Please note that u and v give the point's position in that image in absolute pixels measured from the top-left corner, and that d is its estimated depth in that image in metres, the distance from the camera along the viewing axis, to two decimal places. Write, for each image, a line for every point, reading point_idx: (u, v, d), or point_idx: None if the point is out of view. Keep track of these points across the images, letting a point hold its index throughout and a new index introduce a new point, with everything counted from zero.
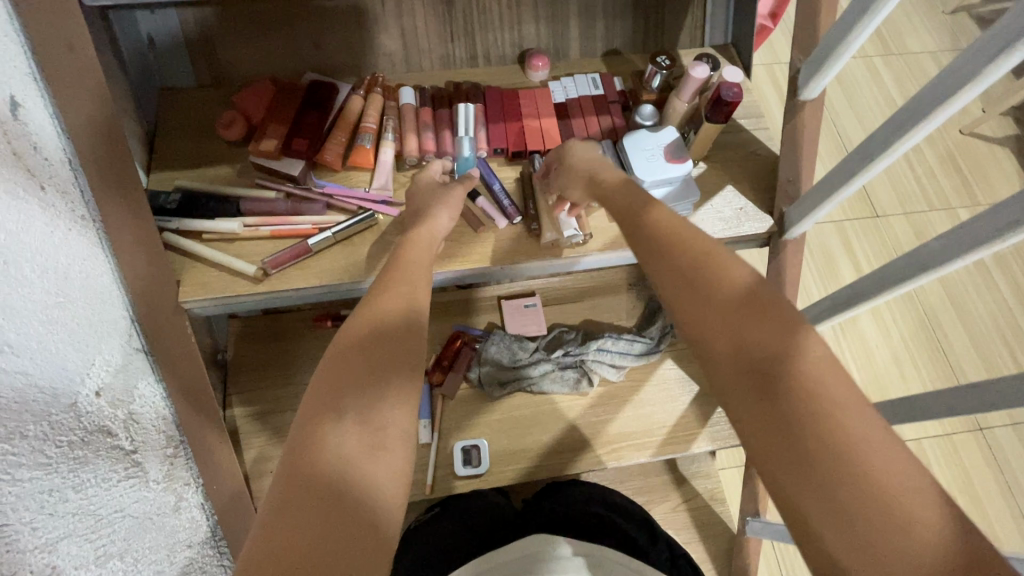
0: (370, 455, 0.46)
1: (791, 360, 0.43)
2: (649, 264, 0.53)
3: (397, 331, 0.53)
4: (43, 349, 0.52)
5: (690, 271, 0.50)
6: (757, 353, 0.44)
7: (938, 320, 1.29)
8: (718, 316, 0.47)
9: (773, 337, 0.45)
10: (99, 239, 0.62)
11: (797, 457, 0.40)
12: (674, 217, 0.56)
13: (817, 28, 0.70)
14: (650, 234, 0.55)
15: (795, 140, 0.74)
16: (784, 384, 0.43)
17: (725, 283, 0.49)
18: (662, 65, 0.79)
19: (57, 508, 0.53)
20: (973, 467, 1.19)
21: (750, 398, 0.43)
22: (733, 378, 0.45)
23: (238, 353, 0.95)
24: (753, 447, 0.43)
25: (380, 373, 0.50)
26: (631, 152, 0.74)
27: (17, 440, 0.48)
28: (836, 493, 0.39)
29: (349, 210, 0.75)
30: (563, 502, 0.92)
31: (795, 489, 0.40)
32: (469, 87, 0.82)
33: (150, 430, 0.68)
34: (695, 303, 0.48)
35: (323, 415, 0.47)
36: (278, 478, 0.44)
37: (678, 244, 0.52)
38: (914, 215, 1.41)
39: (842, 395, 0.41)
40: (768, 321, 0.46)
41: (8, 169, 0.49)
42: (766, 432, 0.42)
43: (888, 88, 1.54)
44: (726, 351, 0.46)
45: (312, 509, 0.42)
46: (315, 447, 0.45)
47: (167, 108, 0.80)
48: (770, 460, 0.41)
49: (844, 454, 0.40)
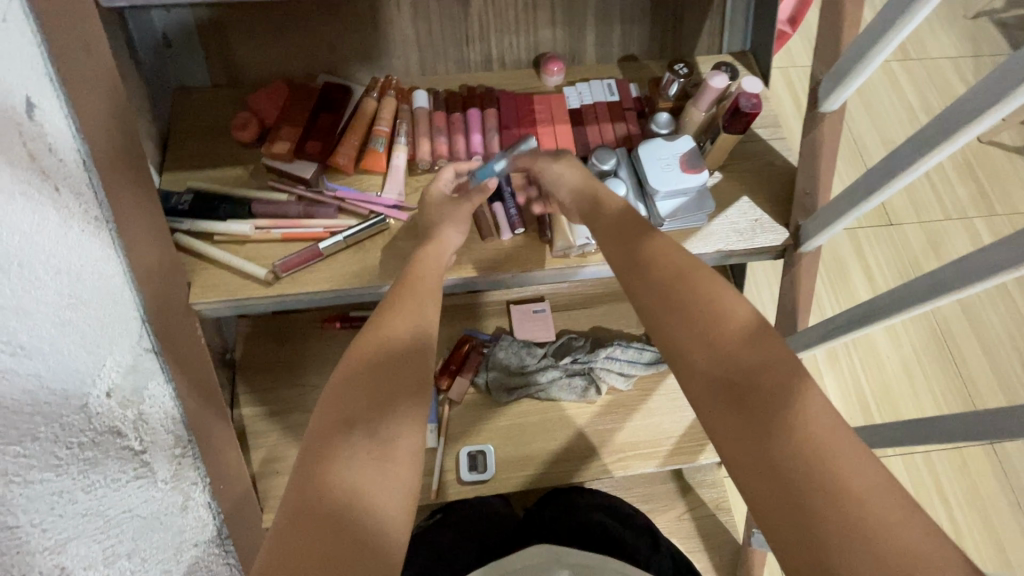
0: (375, 477, 0.46)
1: (775, 388, 0.44)
2: (655, 290, 0.51)
3: (403, 354, 0.52)
4: (55, 351, 0.52)
5: (685, 292, 0.50)
6: (735, 376, 0.45)
7: (952, 333, 1.27)
8: (701, 336, 0.47)
9: (762, 363, 0.45)
10: (112, 240, 0.62)
11: (787, 486, 0.40)
12: (676, 244, 0.55)
13: (840, 38, 0.69)
14: (659, 251, 0.54)
15: (813, 152, 0.73)
16: (763, 410, 0.43)
17: (732, 303, 0.48)
18: (679, 72, 0.78)
19: (67, 509, 0.54)
20: (984, 482, 1.18)
21: (731, 420, 0.44)
22: (706, 397, 0.46)
23: (246, 352, 0.95)
24: (758, 480, 0.42)
25: (391, 389, 0.50)
26: (646, 160, 0.73)
27: (29, 441, 0.48)
28: (843, 528, 0.38)
29: (360, 214, 0.74)
30: (562, 509, 0.92)
31: (788, 520, 0.40)
32: (483, 91, 0.81)
33: (158, 430, 0.68)
34: (677, 321, 0.49)
35: (333, 430, 0.47)
36: (290, 491, 0.45)
37: (685, 272, 0.51)
38: (930, 225, 1.39)
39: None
40: (757, 345, 0.46)
41: (22, 171, 0.49)
42: (759, 459, 0.42)
43: (906, 94, 1.52)
44: (700, 370, 0.46)
45: (322, 524, 0.43)
46: (322, 472, 0.45)
47: (180, 107, 0.79)
48: (776, 495, 0.41)
49: (844, 486, 0.39)
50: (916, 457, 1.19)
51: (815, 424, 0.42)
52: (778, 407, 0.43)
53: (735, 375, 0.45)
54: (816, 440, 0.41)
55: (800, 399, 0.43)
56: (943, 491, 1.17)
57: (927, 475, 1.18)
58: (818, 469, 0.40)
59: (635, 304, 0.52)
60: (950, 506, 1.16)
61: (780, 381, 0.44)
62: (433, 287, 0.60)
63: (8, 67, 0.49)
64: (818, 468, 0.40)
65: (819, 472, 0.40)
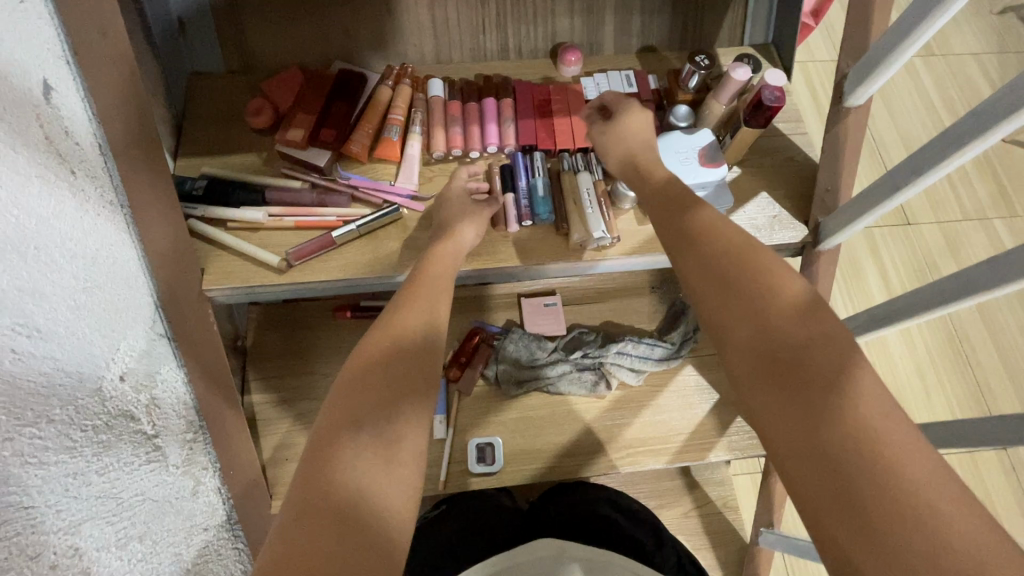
0: (384, 468, 0.46)
1: (828, 376, 0.42)
2: (692, 276, 0.51)
3: (414, 348, 0.53)
4: (71, 334, 0.53)
5: (732, 274, 0.49)
6: (784, 352, 0.44)
7: (968, 335, 1.26)
8: (746, 316, 0.46)
9: (812, 344, 0.44)
10: (126, 225, 0.62)
11: (826, 484, 0.39)
12: (728, 227, 0.53)
13: (868, 31, 0.67)
14: (703, 231, 0.53)
15: (836, 148, 0.72)
16: (809, 398, 0.42)
17: (778, 297, 0.46)
18: (699, 64, 0.77)
19: (81, 490, 0.54)
20: (996, 486, 1.16)
21: (778, 411, 0.43)
22: (751, 382, 0.45)
23: (257, 339, 0.95)
24: (790, 475, 0.41)
25: (401, 388, 0.50)
26: (664, 153, 0.72)
27: (45, 423, 0.49)
28: (876, 534, 0.37)
29: (373, 203, 0.74)
30: (566, 502, 0.91)
31: (822, 519, 0.39)
32: (499, 81, 0.80)
33: (170, 414, 0.69)
34: (732, 301, 0.48)
35: (344, 421, 0.47)
36: (295, 489, 0.45)
37: (733, 259, 0.49)
38: (948, 225, 1.37)
39: (901, 431, 0.39)
40: (814, 326, 0.45)
41: (40, 153, 0.49)
42: (800, 457, 0.40)
43: (927, 90, 1.48)
44: (744, 354, 0.46)
45: (329, 522, 0.43)
46: (330, 462, 0.45)
47: (194, 91, 0.79)
48: (806, 492, 0.40)
49: (881, 486, 0.37)
50: None
51: (853, 425, 0.40)
52: (820, 404, 0.41)
53: (782, 366, 0.44)
54: (858, 439, 0.39)
55: (855, 394, 0.41)
56: None
57: None
58: (852, 472, 0.38)
59: (682, 279, 0.52)
60: None
61: (829, 377, 0.42)
62: (448, 287, 0.62)
63: (26, 47, 0.49)
64: (854, 465, 0.39)
65: (856, 476, 0.38)
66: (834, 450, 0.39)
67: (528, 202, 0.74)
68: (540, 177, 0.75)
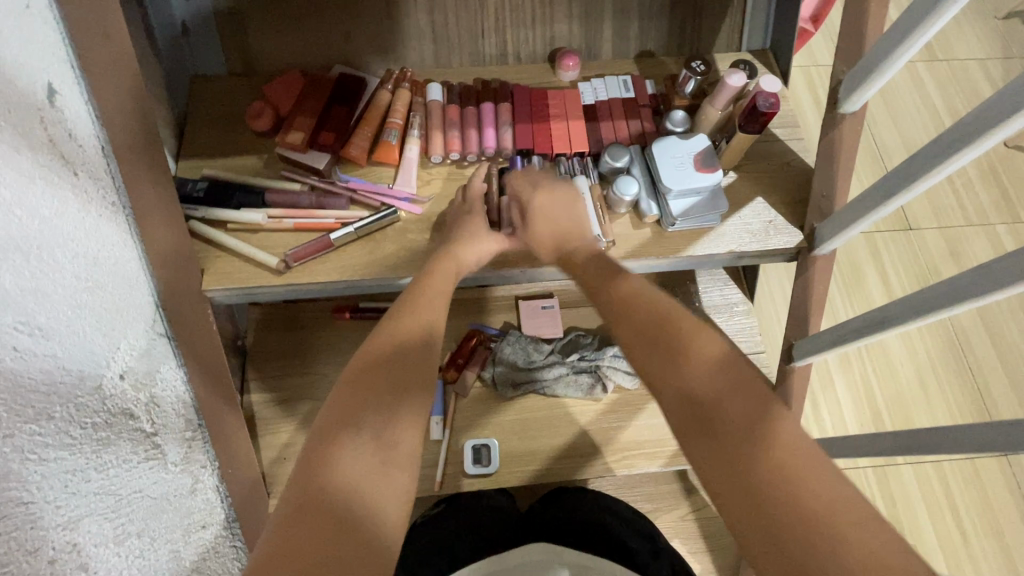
0: (381, 470, 0.47)
1: (743, 420, 0.48)
2: (624, 331, 0.56)
3: (412, 351, 0.54)
4: (71, 333, 0.54)
5: (659, 334, 0.54)
6: (703, 399, 0.49)
7: (969, 340, 1.25)
8: (668, 370, 0.52)
9: (730, 397, 0.49)
10: (128, 225, 0.63)
11: (753, 516, 0.44)
12: (646, 282, 0.60)
13: (863, 38, 0.68)
14: (631, 292, 0.58)
15: (831, 153, 0.72)
16: (730, 448, 0.47)
17: (696, 349, 0.52)
18: (696, 70, 0.77)
19: (80, 487, 0.55)
20: (996, 493, 1.16)
21: (702, 455, 0.48)
22: (679, 434, 0.50)
23: (258, 340, 0.95)
24: (724, 511, 0.46)
25: (397, 391, 0.51)
26: (659, 159, 0.73)
27: (45, 420, 0.50)
28: (802, 556, 0.42)
29: (371, 206, 0.74)
30: (564, 507, 0.91)
31: (756, 549, 0.44)
32: (497, 85, 0.81)
33: (170, 413, 0.70)
34: (659, 359, 0.53)
35: (342, 423, 0.48)
36: (292, 486, 0.45)
37: (654, 316, 0.55)
38: (949, 230, 1.36)
39: (814, 462, 0.45)
40: (729, 374, 0.50)
41: (43, 154, 0.51)
42: (728, 494, 0.46)
43: (930, 95, 1.48)
44: (671, 408, 0.50)
45: (325, 518, 0.43)
46: (325, 462, 0.46)
47: (197, 94, 0.80)
48: (738, 525, 0.45)
49: (803, 514, 0.43)
50: (926, 465, 1.17)
51: (775, 460, 0.45)
52: (739, 447, 0.47)
53: (703, 412, 0.49)
54: (781, 473, 0.45)
55: (772, 442, 0.46)
56: (952, 502, 1.15)
57: (937, 484, 1.16)
58: (779, 504, 0.44)
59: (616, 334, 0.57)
60: (960, 516, 1.14)
61: (745, 419, 0.48)
62: (446, 292, 0.63)
63: (31, 51, 0.50)
64: (778, 504, 0.44)
65: (779, 507, 0.44)
66: (756, 493, 0.45)
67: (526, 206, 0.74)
68: None
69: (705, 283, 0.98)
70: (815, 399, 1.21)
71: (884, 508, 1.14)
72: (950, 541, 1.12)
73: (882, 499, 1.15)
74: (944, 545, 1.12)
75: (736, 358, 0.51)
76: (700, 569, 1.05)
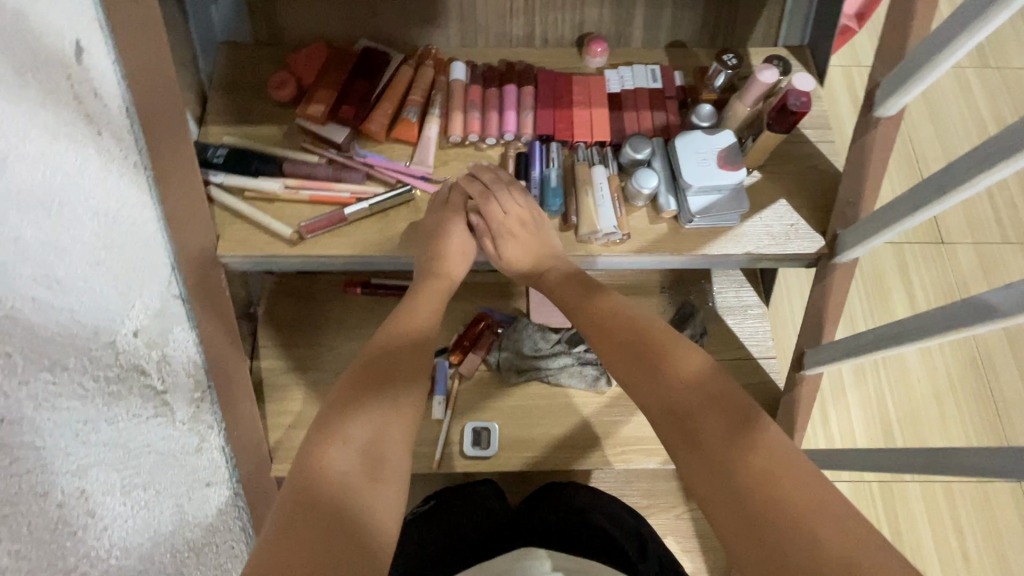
0: (370, 453, 0.52)
1: (720, 426, 0.51)
2: (604, 348, 0.60)
3: (398, 348, 0.60)
4: (89, 289, 0.56)
5: (641, 349, 0.58)
6: (683, 409, 0.53)
7: (992, 362, 1.21)
8: (649, 383, 0.55)
9: (710, 406, 0.52)
10: (148, 186, 0.65)
11: (737, 522, 0.46)
12: (624, 298, 0.64)
13: (907, 39, 0.65)
14: (610, 309, 0.63)
15: (862, 158, 0.69)
16: (716, 454, 0.49)
17: (675, 360, 0.56)
18: (728, 63, 0.75)
19: (90, 437, 0.57)
20: (1006, 519, 1.13)
21: (688, 461, 0.50)
22: (667, 442, 0.52)
23: (270, 308, 0.96)
24: (711, 518, 0.48)
25: (387, 383, 0.57)
26: (682, 153, 0.71)
27: (59, 371, 0.53)
28: (785, 558, 0.44)
29: (387, 182, 0.74)
30: (555, 509, 0.90)
31: (743, 555, 0.46)
32: (522, 68, 0.79)
33: (181, 372, 0.72)
34: (644, 371, 0.56)
35: (335, 412, 0.54)
36: (293, 465, 0.51)
37: (635, 333, 0.59)
38: (983, 246, 1.31)
39: (792, 467, 0.47)
40: (708, 383, 0.53)
41: (67, 112, 0.53)
42: (714, 498, 0.48)
43: (977, 103, 1.41)
44: (660, 419, 0.54)
45: (320, 491, 0.49)
46: (321, 447, 0.52)
47: (222, 60, 0.80)
48: (726, 532, 0.47)
49: (781, 518, 0.45)
50: (934, 485, 1.15)
51: (751, 465, 0.48)
52: (718, 453, 0.49)
53: (685, 421, 0.52)
54: (760, 477, 0.47)
55: (749, 446, 0.49)
56: (958, 523, 1.12)
57: (943, 505, 1.13)
58: (759, 508, 0.46)
59: (598, 353, 0.61)
60: (964, 538, 1.12)
61: (724, 424, 0.51)
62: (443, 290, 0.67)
63: (60, 11, 0.52)
64: (757, 508, 0.46)
65: (760, 509, 0.46)
66: (741, 495, 0.47)
67: (540, 193, 0.73)
68: (554, 167, 0.74)
69: (720, 283, 0.96)
70: (825, 409, 1.19)
71: (886, 524, 1.12)
72: (951, 563, 1.10)
73: (885, 516, 1.13)
74: (945, 566, 1.10)
75: (713, 368, 0.55)
76: (692, 568, 1.05)
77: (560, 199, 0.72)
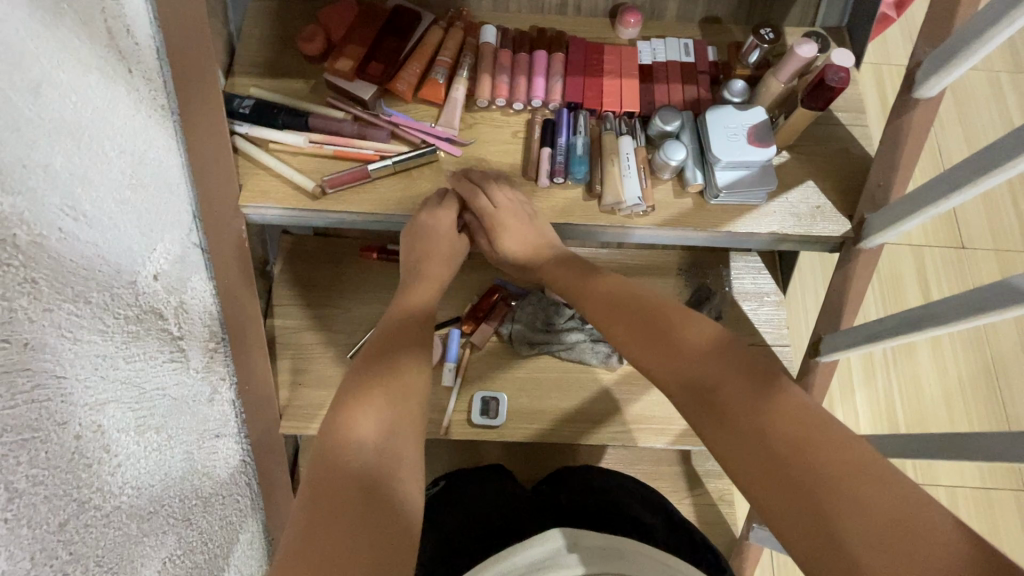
0: (392, 420, 0.54)
1: (742, 393, 0.50)
2: (616, 327, 0.60)
3: (405, 326, 0.63)
4: (113, 227, 0.56)
5: (656, 325, 0.58)
6: (703, 380, 0.52)
7: (1005, 369, 1.19)
8: (668, 361, 0.55)
9: (729, 375, 0.52)
10: (174, 130, 0.65)
11: (774, 485, 0.45)
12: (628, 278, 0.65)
13: (953, 19, 0.63)
14: (619, 287, 0.63)
15: (894, 142, 0.68)
16: (742, 423, 0.49)
17: (689, 334, 0.56)
18: (765, 38, 0.74)
19: (108, 372, 0.57)
20: (1007, 526, 1.12)
21: (718, 436, 0.50)
22: (691, 417, 0.52)
23: (286, 267, 0.96)
24: (746, 486, 0.47)
25: (396, 356, 0.59)
26: (711, 128, 0.70)
27: (82, 303, 0.52)
28: (828, 518, 0.43)
29: (412, 142, 0.74)
30: (574, 492, 0.91)
31: (785, 520, 0.44)
32: (553, 34, 0.78)
33: (197, 321, 0.72)
34: (660, 348, 0.56)
35: (355, 385, 0.56)
36: (321, 434, 0.53)
37: (648, 311, 0.59)
38: (1005, 252, 1.29)
39: (820, 426, 0.47)
40: (723, 353, 0.53)
41: (100, 46, 0.53)
42: (748, 464, 0.47)
43: (1009, 107, 1.38)
44: (680, 394, 0.53)
45: (342, 455, 0.50)
46: (340, 418, 0.53)
47: (252, 12, 0.79)
48: (764, 499, 0.46)
49: (817, 478, 0.44)
50: (938, 488, 1.14)
51: (778, 428, 0.47)
52: (745, 422, 0.49)
53: (707, 393, 0.52)
54: (790, 438, 0.46)
55: (774, 409, 0.48)
56: None
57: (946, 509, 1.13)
58: (794, 471, 0.45)
59: (611, 336, 0.61)
60: None
61: (745, 391, 0.50)
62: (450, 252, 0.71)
63: None
64: (791, 472, 0.45)
65: (796, 471, 0.45)
66: (775, 459, 0.46)
67: (566, 160, 0.72)
68: (581, 135, 0.73)
69: (739, 268, 0.95)
70: (833, 405, 1.18)
71: None
72: None
73: None
74: None
75: (725, 340, 0.55)
76: None
77: (586, 168, 0.72)
